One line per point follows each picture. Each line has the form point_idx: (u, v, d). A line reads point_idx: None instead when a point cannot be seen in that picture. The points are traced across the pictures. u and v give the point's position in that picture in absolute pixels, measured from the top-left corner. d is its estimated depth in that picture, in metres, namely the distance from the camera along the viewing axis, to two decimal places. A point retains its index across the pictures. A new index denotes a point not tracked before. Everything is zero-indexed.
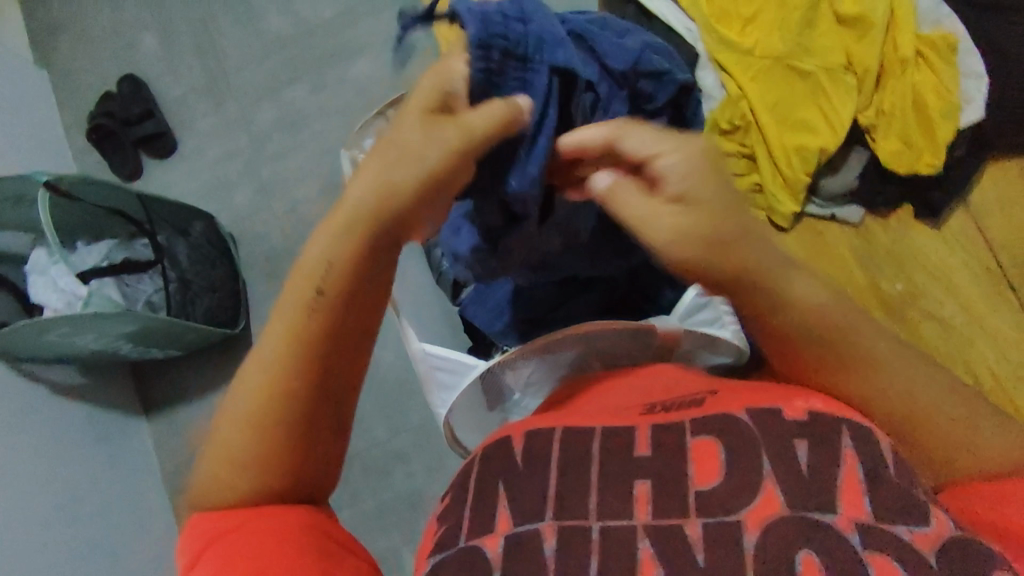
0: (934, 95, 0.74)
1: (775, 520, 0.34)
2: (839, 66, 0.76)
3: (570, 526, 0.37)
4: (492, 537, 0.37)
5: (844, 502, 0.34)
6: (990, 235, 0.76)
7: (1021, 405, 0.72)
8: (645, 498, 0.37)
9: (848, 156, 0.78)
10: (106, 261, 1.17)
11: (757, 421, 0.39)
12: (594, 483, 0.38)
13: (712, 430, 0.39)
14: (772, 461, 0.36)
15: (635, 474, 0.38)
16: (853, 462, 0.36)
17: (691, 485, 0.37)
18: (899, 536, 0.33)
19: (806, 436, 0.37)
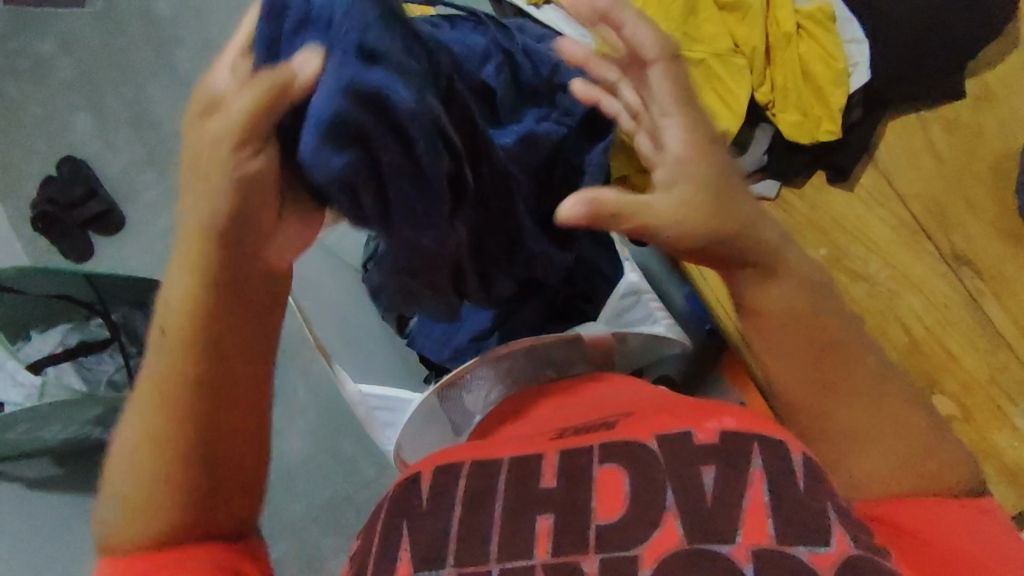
0: (822, 63, 0.75)
1: (672, 551, 0.43)
2: (728, 49, 0.77)
3: (470, 572, 0.46)
4: None
5: (744, 531, 0.43)
6: (899, 187, 0.78)
7: (954, 349, 0.73)
8: (545, 535, 0.46)
9: (753, 133, 0.80)
10: (61, 346, 1.17)
11: (664, 451, 0.48)
12: (497, 523, 0.48)
13: (617, 458, 0.49)
14: (674, 490, 0.46)
15: (538, 512, 0.48)
16: (760, 483, 0.45)
17: (594, 518, 0.46)
18: (801, 559, 0.42)
19: (711, 461, 0.47)
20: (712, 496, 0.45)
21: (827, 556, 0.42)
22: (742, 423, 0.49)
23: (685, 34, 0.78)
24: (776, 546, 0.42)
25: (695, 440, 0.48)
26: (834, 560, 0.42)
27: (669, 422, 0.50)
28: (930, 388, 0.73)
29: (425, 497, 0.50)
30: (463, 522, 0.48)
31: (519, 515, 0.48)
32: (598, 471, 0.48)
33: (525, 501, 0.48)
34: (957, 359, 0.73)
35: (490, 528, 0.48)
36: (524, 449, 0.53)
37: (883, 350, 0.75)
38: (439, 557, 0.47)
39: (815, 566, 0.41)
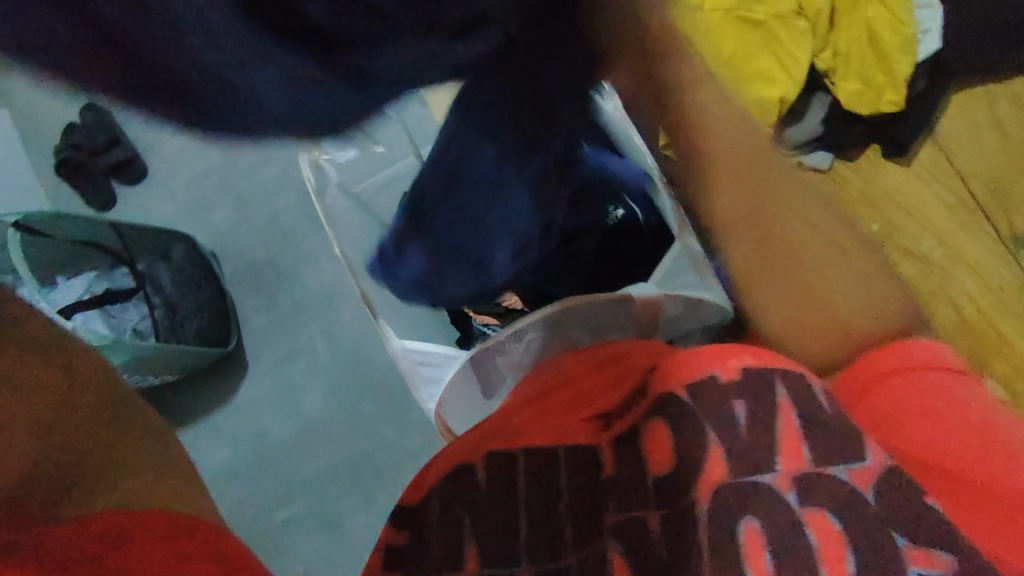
0: (889, 30, 0.71)
1: (719, 484, 0.50)
2: (791, 11, 0.74)
3: (549, 566, 0.54)
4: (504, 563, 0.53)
5: (785, 458, 0.48)
6: (958, 162, 0.77)
7: (1010, 335, 0.72)
8: (608, 523, 0.53)
9: (810, 102, 0.77)
10: (89, 293, 1.36)
11: (695, 401, 0.53)
12: (567, 520, 0.55)
13: (656, 417, 0.55)
14: (715, 430, 0.51)
15: (608, 497, 0.55)
16: (789, 411, 0.49)
17: (651, 473, 0.53)
18: (840, 477, 0.47)
19: (743, 395, 0.51)
20: (746, 430, 0.50)
21: (864, 472, 0.46)
22: (764, 359, 0.51)
23: None
24: (813, 468, 0.47)
25: (721, 381, 0.53)
26: (872, 474, 0.46)
27: (696, 366, 0.55)
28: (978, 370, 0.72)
29: (483, 486, 0.57)
30: (528, 505, 0.56)
31: (586, 499, 0.56)
32: (647, 426, 0.55)
33: (590, 488, 0.56)
34: (1009, 343, 0.72)
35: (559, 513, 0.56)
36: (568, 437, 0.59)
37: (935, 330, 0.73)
38: (513, 534, 0.56)
39: (856, 483, 0.46)
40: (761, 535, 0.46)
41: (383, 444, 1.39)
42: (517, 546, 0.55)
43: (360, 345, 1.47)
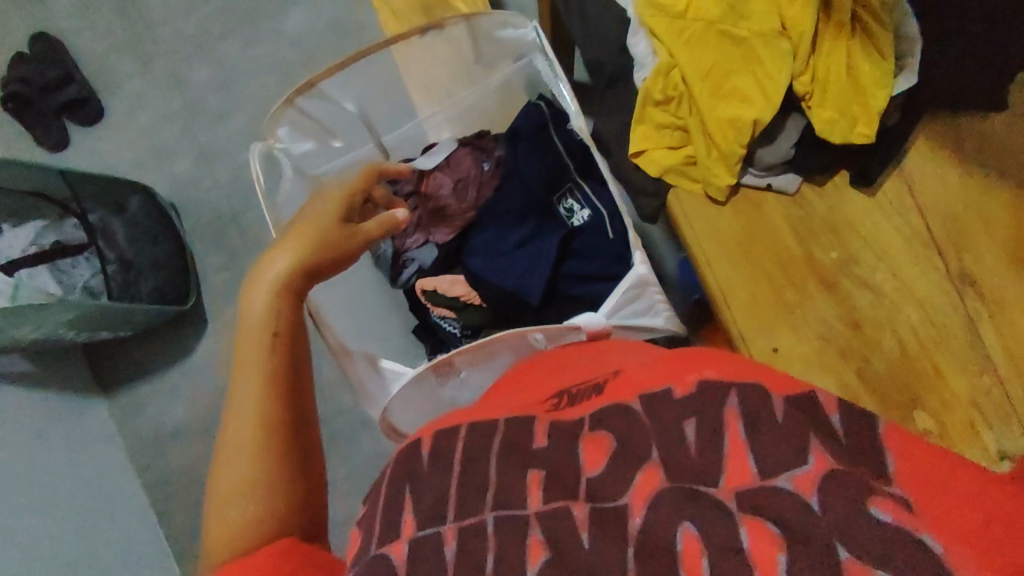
0: (869, 66, 0.71)
1: (656, 494, 0.41)
2: (775, 31, 0.72)
3: (469, 524, 0.44)
4: (397, 545, 0.45)
5: (730, 470, 0.40)
6: (921, 199, 0.76)
7: (943, 369, 0.74)
8: (538, 487, 0.45)
9: (784, 124, 0.77)
10: (35, 246, 1.31)
11: (649, 410, 0.46)
12: (493, 480, 0.46)
13: (608, 425, 0.47)
14: (660, 447, 0.43)
15: (531, 467, 0.46)
16: (736, 422, 0.41)
17: (583, 472, 0.45)
18: (782, 487, 0.38)
19: (692, 412, 0.44)
20: (696, 448, 0.42)
21: (806, 475, 0.37)
22: (723, 372, 0.45)
23: (730, 8, 0.74)
24: (758, 483, 0.38)
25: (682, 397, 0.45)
26: (814, 477, 0.37)
27: (654, 378, 0.48)
28: (912, 404, 0.74)
29: (426, 460, 0.51)
30: (461, 483, 0.47)
31: (514, 470, 0.46)
32: (587, 436, 0.47)
33: (519, 467, 0.47)
34: (943, 379, 0.74)
35: (489, 485, 0.46)
36: (517, 411, 0.53)
37: (873, 361, 0.76)
38: (438, 514, 0.45)
39: (799, 491, 0.37)
40: (700, 547, 0.38)
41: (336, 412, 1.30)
42: (438, 503, 0.46)
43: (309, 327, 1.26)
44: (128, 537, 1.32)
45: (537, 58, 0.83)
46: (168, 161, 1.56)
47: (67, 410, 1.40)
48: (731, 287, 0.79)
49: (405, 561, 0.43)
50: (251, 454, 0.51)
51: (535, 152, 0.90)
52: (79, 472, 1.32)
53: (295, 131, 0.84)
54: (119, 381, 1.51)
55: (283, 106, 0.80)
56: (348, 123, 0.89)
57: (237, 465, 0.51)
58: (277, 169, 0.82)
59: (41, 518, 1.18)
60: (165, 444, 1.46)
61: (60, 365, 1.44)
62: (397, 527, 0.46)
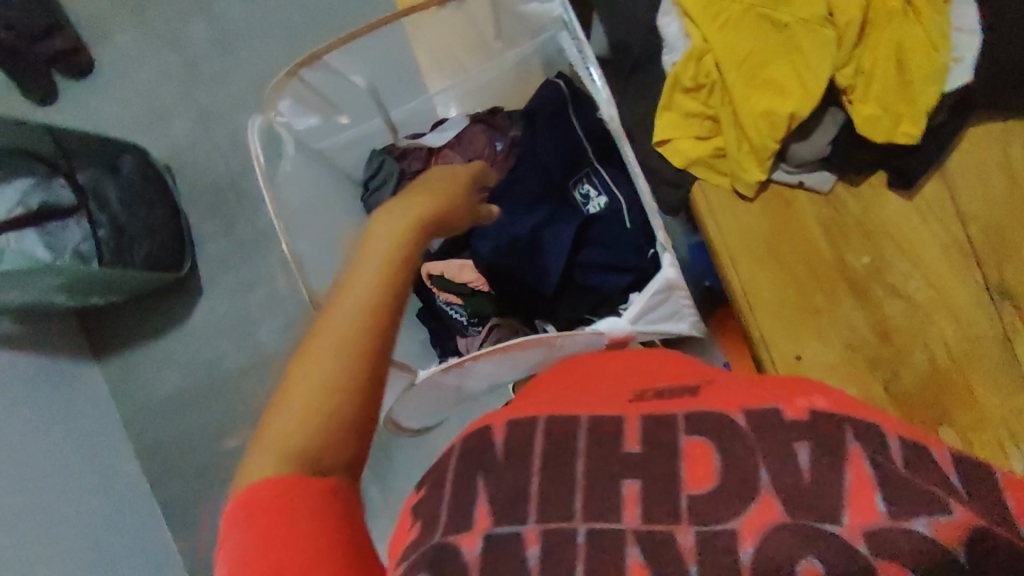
0: (921, 56, 0.64)
1: (774, 526, 0.39)
2: (820, 18, 0.66)
3: (555, 527, 0.42)
4: (471, 537, 0.43)
5: (854, 507, 0.38)
6: (962, 203, 0.71)
7: (975, 387, 0.71)
8: (634, 500, 0.42)
9: (822, 118, 0.71)
10: (21, 206, 1.22)
11: (753, 426, 0.44)
12: (579, 481, 0.44)
13: (706, 431, 0.45)
14: (770, 470, 0.41)
15: (625, 476, 0.44)
16: (862, 461, 0.39)
17: (684, 486, 0.42)
18: (924, 533, 0.36)
19: (806, 437, 0.42)
20: (811, 477, 0.40)
21: (952, 525, 0.36)
22: (837, 404, 0.44)
23: None
24: (889, 523, 0.37)
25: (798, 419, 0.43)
26: (961, 527, 0.36)
27: (757, 396, 0.47)
28: (939, 419, 0.71)
29: (500, 448, 0.49)
30: (545, 478, 0.45)
31: (602, 476, 0.44)
32: (684, 440, 0.45)
33: (606, 470, 0.45)
34: (974, 396, 0.71)
35: (573, 488, 0.44)
36: (598, 408, 0.50)
37: (902, 373, 0.72)
38: (520, 511, 0.43)
39: (942, 539, 0.35)
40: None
41: None
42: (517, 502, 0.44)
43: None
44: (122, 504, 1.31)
45: (560, 35, 0.78)
46: (163, 120, 1.49)
47: (61, 373, 1.37)
48: (756, 289, 0.75)
49: (480, 557, 0.42)
50: (327, 365, 0.42)
51: (551, 133, 0.85)
52: (72, 438, 1.30)
53: (298, 105, 0.77)
54: (113, 346, 1.48)
55: (286, 78, 0.74)
56: (355, 98, 0.84)
57: (302, 377, 0.43)
58: (277, 145, 0.76)
59: (34, 486, 1.16)
60: (159, 411, 1.44)
61: (55, 326, 1.40)
62: (470, 519, 0.44)
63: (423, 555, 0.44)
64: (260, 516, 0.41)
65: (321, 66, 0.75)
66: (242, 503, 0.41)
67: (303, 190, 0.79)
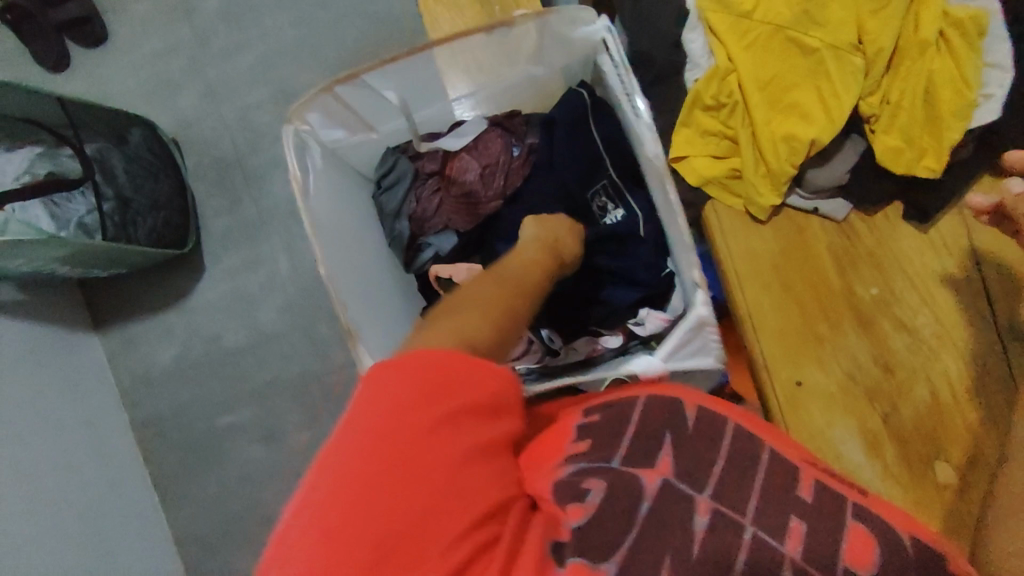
0: (951, 90, 0.63)
1: None
2: (850, 44, 0.65)
3: (726, 513, 0.45)
4: (653, 474, 0.49)
5: None
6: (977, 238, 0.71)
7: (976, 430, 0.70)
8: (798, 536, 0.44)
9: (843, 145, 0.71)
10: (27, 176, 1.22)
11: (918, 551, 0.43)
12: (756, 493, 0.47)
13: (874, 525, 0.44)
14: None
15: (793, 513, 0.45)
16: None
17: (844, 558, 0.42)
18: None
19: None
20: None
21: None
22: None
23: (805, 12, 0.66)
24: None
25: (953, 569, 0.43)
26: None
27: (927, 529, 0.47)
28: (936, 455, 0.70)
29: (693, 423, 0.52)
30: (728, 468, 0.48)
31: (774, 503, 0.46)
32: (850, 522, 0.44)
33: (780, 499, 0.46)
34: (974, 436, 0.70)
35: (750, 494, 0.47)
36: (780, 448, 0.51)
37: (902, 408, 0.71)
38: (698, 481, 0.48)
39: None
40: None
41: None
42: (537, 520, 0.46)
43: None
44: (113, 478, 1.32)
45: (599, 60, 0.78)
46: (174, 94, 1.48)
47: (59, 343, 1.36)
48: (761, 312, 0.74)
49: (654, 491, 0.48)
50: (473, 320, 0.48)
51: (570, 141, 0.83)
52: (69, 408, 1.30)
53: (328, 118, 0.79)
54: (113, 317, 1.47)
55: (318, 92, 0.76)
56: (382, 106, 0.84)
57: (446, 320, 0.48)
58: (307, 154, 0.77)
59: (31, 459, 1.16)
60: (157, 385, 1.44)
61: (56, 296, 1.40)
62: (657, 460, 0.50)
63: (609, 470, 0.50)
64: (420, 382, 0.42)
65: (357, 83, 0.77)
66: (418, 377, 0.43)
67: (332, 199, 0.79)
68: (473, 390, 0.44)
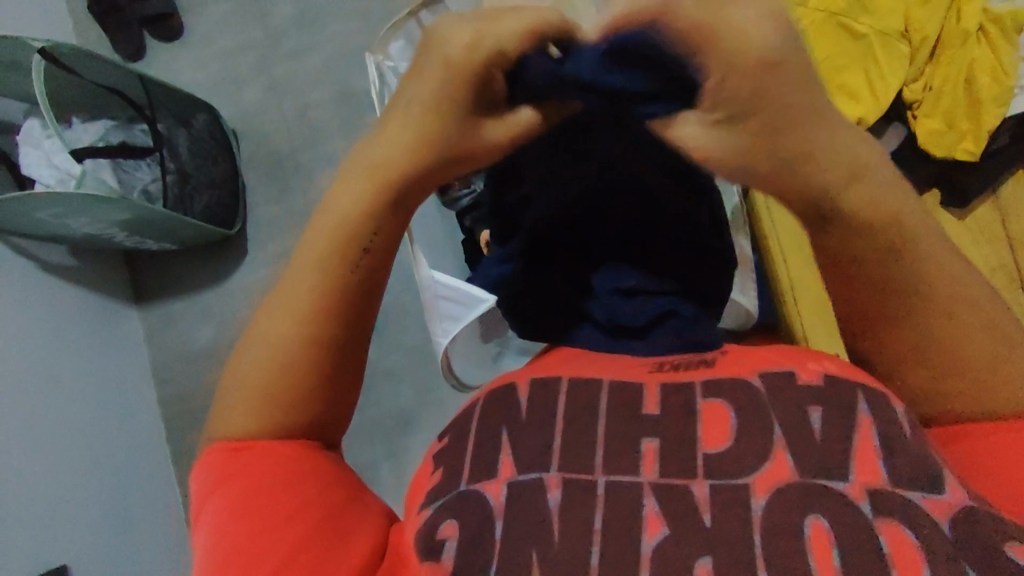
0: (989, 76, 0.70)
1: (782, 484, 0.45)
2: (897, 32, 0.72)
3: (577, 478, 0.49)
4: (494, 485, 0.50)
5: (857, 472, 0.45)
6: (1012, 227, 0.74)
7: None
8: (652, 457, 0.48)
9: (885, 130, 0.76)
10: (102, 142, 1.25)
11: (768, 388, 0.50)
12: (601, 440, 0.50)
13: (723, 396, 0.51)
14: (782, 427, 0.48)
15: (643, 436, 0.50)
16: (868, 425, 0.47)
17: (702, 446, 0.48)
18: (917, 503, 0.43)
19: (816, 401, 0.49)
20: (820, 434, 0.47)
21: (942, 503, 0.44)
22: (843, 370, 0.51)
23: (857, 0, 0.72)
24: (889, 487, 0.44)
25: (800, 381, 0.51)
26: (949, 506, 0.43)
27: (771, 361, 0.53)
28: None
29: (524, 407, 0.54)
30: (566, 435, 0.51)
31: (623, 438, 0.50)
32: (700, 404, 0.51)
33: (631, 429, 0.50)
34: None
35: (595, 444, 0.50)
36: (621, 374, 0.55)
37: None
38: (546, 463, 0.49)
39: (930, 511, 0.43)
40: (828, 533, 0.43)
41: (363, 360, 1.25)
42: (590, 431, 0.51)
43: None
44: (128, 454, 1.27)
45: None
46: (237, 87, 1.47)
47: (90, 314, 1.31)
48: (799, 285, 0.79)
49: (501, 504, 0.48)
50: (263, 370, 0.50)
51: None
52: (99, 374, 1.27)
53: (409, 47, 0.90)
54: (148, 294, 1.44)
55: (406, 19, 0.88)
56: None
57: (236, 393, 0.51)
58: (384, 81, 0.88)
59: (59, 415, 1.14)
60: (189, 363, 1.40)
61: (101, 265, 1.37)
62: (495, 468, 0.51)
63: (450, 498, 0.50)
64: (228, 501, 0.47)
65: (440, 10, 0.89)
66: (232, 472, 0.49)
67: None
68: (269, 475, 0.48)
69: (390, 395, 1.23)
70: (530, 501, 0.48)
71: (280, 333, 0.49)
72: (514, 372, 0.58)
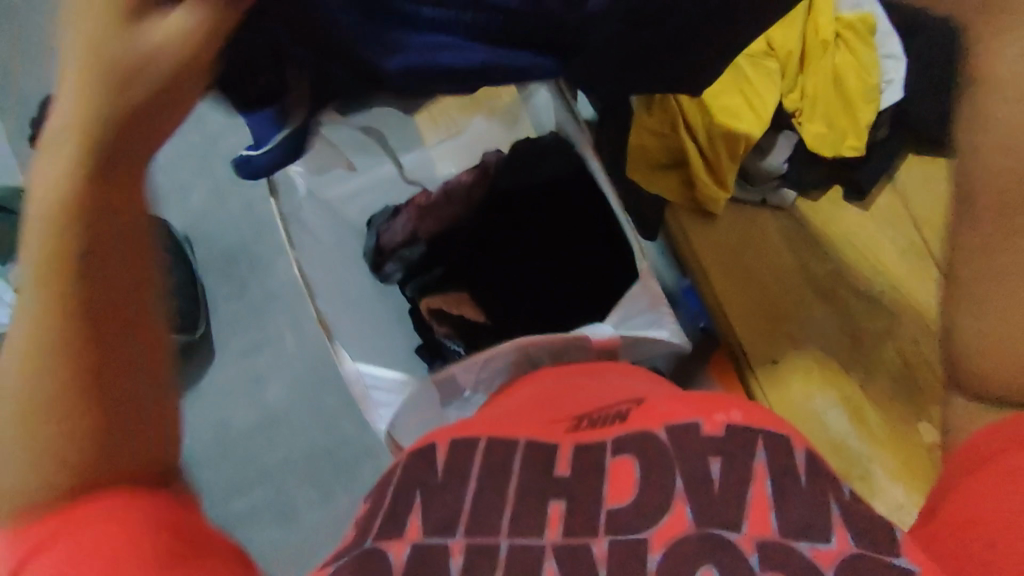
0: (855, 77, 0.75)
1: (681, 535, 0.46)
2: (762, 51, 0.76)
3: (479, 538, 0.49)
4: (400, 545, 0.48)
5: (751, 525, 0.46)
6: (914, 211, 0.79)
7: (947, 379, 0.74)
8: (556, 521, 0.49)
9: (776, 138, 0.78)
10: None
11: (673, 440, 0.52)
12: (511, 498, 0.51)
13: (629, 450, 0.52)
14: (682, 479, 0.49)
15: (550, 497, 0.51)
16: (764, 481, 0.48)
17: (603, 505, 0.50)
18: (803, 554, 0.44)
19: (717, 453, 0.50)
20: (719, 486, 0.48)
21: (828, 552, 0.44)
22: (749, 418, 0.53)
23: None
24: (779, 538, 0.45)
25: (704, 434, 0.52)
26: (837, 555, 0.44)
27: (681, 414, 0.54)
28: (917, 414, 0.74)
29: (441, 467, 0.54)
30: (477, 498, 0.52)
31: (534, 495, 0.51)
32: (610, 461, 0.52)
33: (538, 486, 0.52)
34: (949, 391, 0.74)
35: (504, 504, 0.51)
36: (539, 433, 0.57)
37: (874, 372, 0.76)
38: (452, 525, 0.50)
39: (817, 561, 0.44)
40: None
41: (342, 440, 1.24)
42: (494, 506, 0.51)
43: (322, 353, 1.29)
44: None
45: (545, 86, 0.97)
46: (184, 196, 1.39)
47: None
48: (728, 303, 0.81)
49: (403, 563, 0.47)
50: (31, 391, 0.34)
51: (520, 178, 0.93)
52: None
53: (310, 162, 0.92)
54: None
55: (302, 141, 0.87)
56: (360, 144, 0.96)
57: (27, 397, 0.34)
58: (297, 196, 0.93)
59: None
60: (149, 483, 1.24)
61: None
62: (405, 525, 0.50)
63: (354, 557, 0.48)
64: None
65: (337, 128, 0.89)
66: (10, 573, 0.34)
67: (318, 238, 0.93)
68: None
69: (369, 475, 1.21)
70: (429, 559, 0.47)
71: (32, 294, 0.34)
72: (433, 433, 0.59)
